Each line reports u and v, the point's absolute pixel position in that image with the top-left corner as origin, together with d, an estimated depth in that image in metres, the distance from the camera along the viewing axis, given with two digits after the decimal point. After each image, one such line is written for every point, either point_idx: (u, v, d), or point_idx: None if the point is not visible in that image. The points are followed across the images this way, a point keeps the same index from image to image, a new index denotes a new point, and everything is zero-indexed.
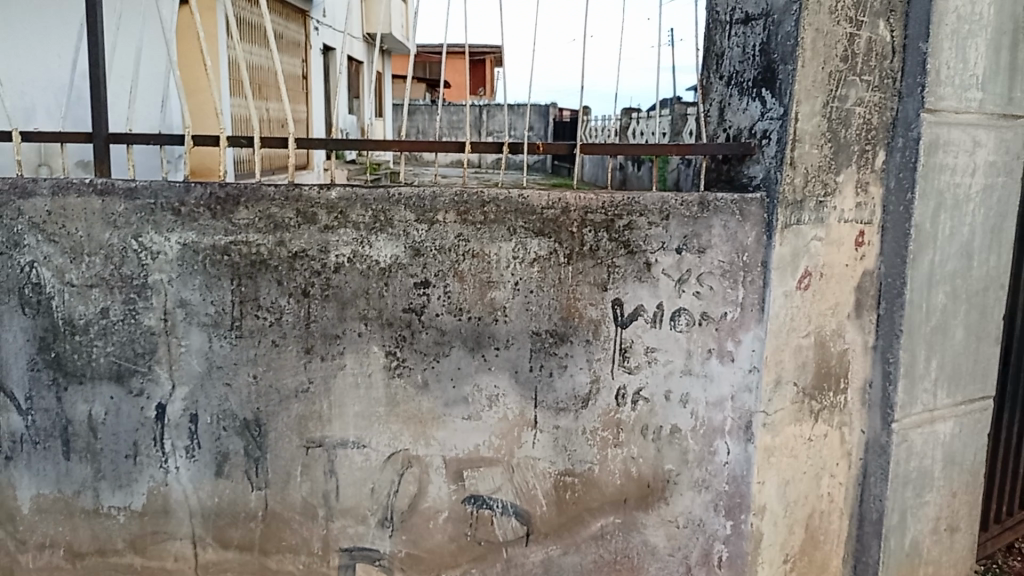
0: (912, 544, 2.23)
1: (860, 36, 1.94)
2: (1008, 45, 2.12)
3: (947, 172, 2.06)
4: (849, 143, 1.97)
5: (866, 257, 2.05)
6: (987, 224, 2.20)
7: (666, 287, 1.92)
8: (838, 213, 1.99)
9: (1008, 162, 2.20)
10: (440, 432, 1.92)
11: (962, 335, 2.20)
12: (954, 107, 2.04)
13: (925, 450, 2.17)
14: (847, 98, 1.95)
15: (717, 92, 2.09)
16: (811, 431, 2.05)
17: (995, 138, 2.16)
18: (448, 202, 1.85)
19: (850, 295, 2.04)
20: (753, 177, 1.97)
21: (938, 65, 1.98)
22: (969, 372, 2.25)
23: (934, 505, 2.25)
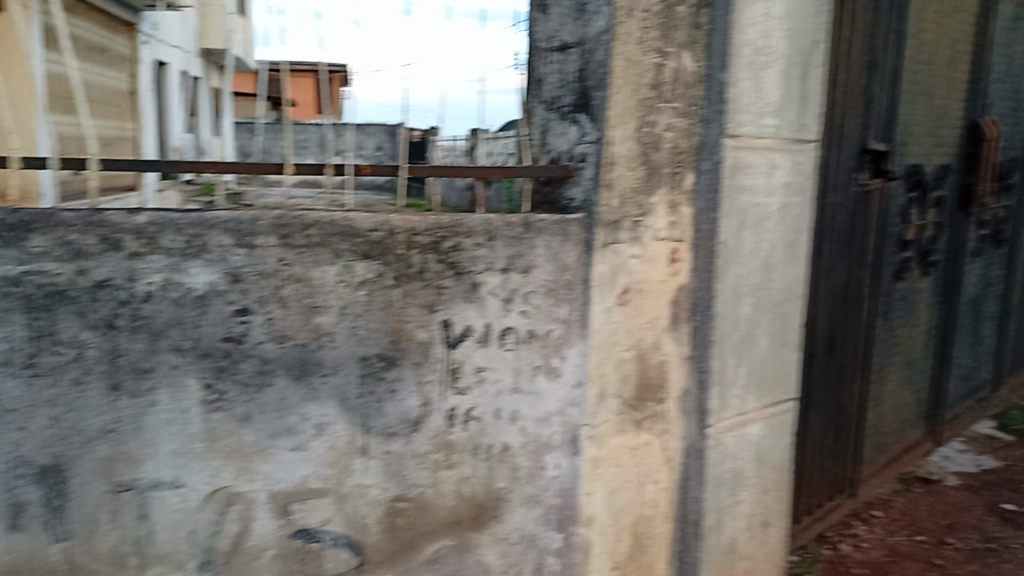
0: (729, 541, 2.37)
1: (667, 66, 2.05)
2: (797, 77, 2.32)
3: (746, 193, 2.24)
4: (659, 166, 2.08)
5: (679, 272, 2.16)
6: (785, 239, 2.40)
7: (493, 306, 1.95)
8: (652, 231, 2.09)
9: (800, 182, 2.42)
10: (264, 465, 1.84)
11: (766, 342, 2.39)
12: (752, 132, 2.22)
13: (737, 451, 2.34)
14: (657, 123, 2.06)
15: (538, 116, 2.14)
16: (635, 440, 2.14)
17: (789, 161, 2.36)
18: (269, 225, 1.78)
19: (666, 309, 2.15)
20: (572, 199, 2.04)
21: (736, 94, 2.15)
22: (774, 376, 2.44)
23: (747, 503, 2.41)
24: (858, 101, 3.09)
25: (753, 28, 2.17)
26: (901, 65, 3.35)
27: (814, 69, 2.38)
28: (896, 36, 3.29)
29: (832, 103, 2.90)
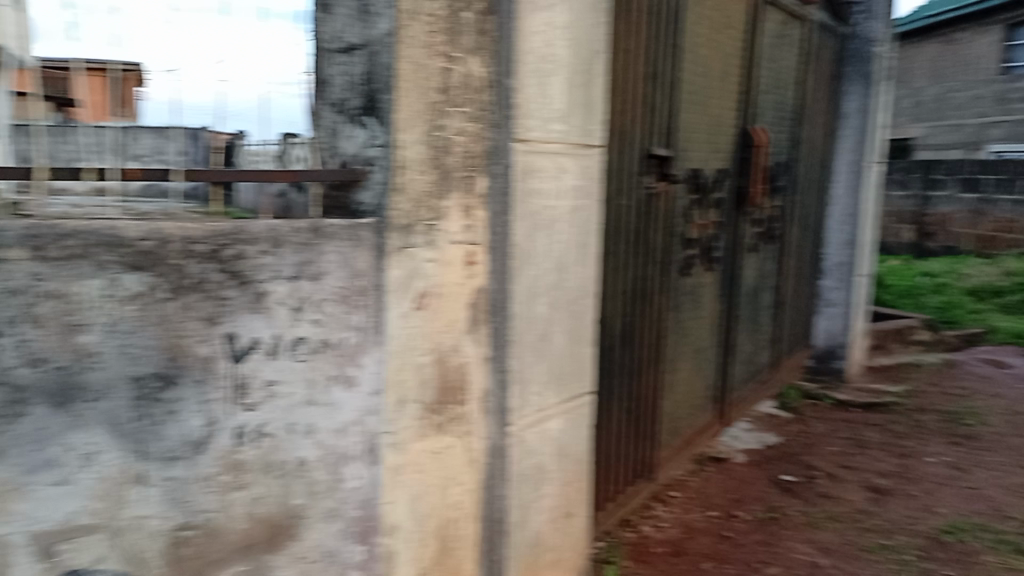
0: (534, 535, 2.44)
1: (454, 70, 2.06)
2: (581, 84, 2.43)
3: (537, 196, 2.31)
4: (451, 170, 2.09)
5: (475, 275, 2.18)
6: (576, 240, 2.50)
7: (281, 316, 1.87)
8: (446, 235, 2.09)
9: (588, 185, 2.53)
10: (20, 504, 1.64)
11: (562, 339, 2.48)
12: (540, 137, 2.29)
13: (538, 447, 2.41)
14: (446, 127, 2.07)
15: (327, 119, 2.11)
16: (437, 444, 2.14)
17: (576, 165, 2.47)
18: (17, 236, 1.60)
19: (463, 312, 2.16)
20: (362, 203, 2.03)
21: (522, 100, 2.21)
22: (570, 372, 2.54)
23: (550, 496, 2.49)
24: (641, 108, 3.29)
25: (536, 36, 2.24)
26: (679, 75, 3.60)
27: (596, 77, 2.50)
28: (674, 48, 3.53)
29: (617, 110, 3.07)
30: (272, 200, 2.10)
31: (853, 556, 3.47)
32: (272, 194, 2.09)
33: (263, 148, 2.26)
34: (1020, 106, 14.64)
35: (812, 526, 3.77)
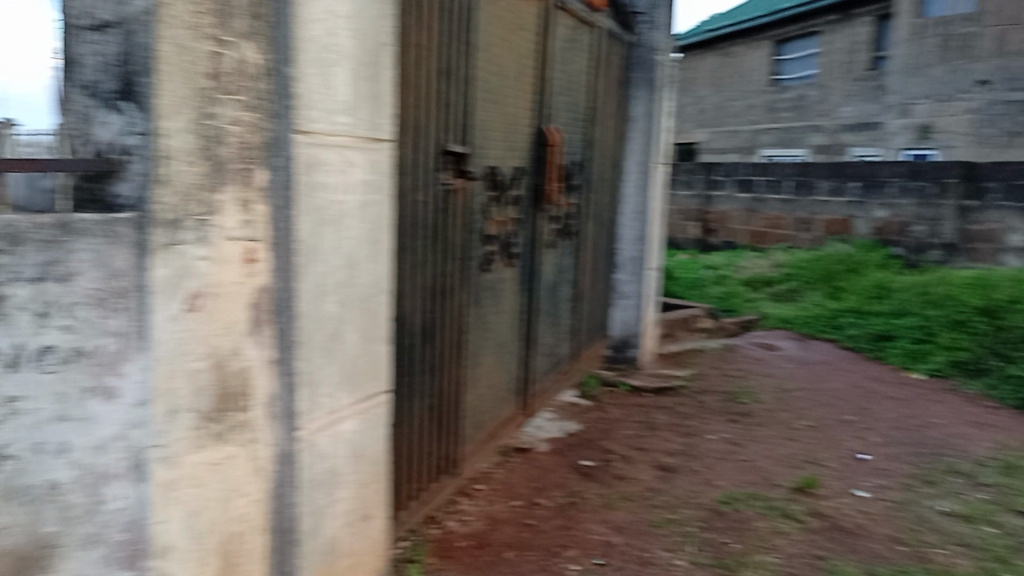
0: (328, 541, 2.37)
1: (225, 55, 1.93)
2: (367, 75, 2.37)
3: (322, 190, 2.23)
4: (225, 162, 1.96)
5: (255, 274, 2.04)
6: (366, 236, 2.44)
7: (23, 323, 1.70)
8: (221, 231, 1.96)
9: (378, 180, 2.48)
10: None
11: (355, 338, 2.42)
12: (324, 129, 2.21)
13: (330, 450, 2.33)
14: (219, 116, 1.94)
15: (78, 103, 1.91)
16: (215, 455, 1.99)
17: (366, 159, 2.41)
18: None
19: (242, 313, 2.02)
20: (118, 196, 1.85)
21: (303, 90, 2.13)
22: (364, 371, 2.48)
23: (345, 500, 2.42)
24: (436, 104, 3.28)
25: (316, 24, 2.16)
26: (473, 74, 3.64)
27: (384, 69, 2.46)
28: (467, 47, 3.56)
29: (410, 104, 3.04)
30: (46, 195, 1.96)
31: (644, 531, 3.69)
32: (47, 189, 1.96)
33: (34, 139, 1.95)
34: (785, 115, 16.40)
35: (608, 508, 3.96)
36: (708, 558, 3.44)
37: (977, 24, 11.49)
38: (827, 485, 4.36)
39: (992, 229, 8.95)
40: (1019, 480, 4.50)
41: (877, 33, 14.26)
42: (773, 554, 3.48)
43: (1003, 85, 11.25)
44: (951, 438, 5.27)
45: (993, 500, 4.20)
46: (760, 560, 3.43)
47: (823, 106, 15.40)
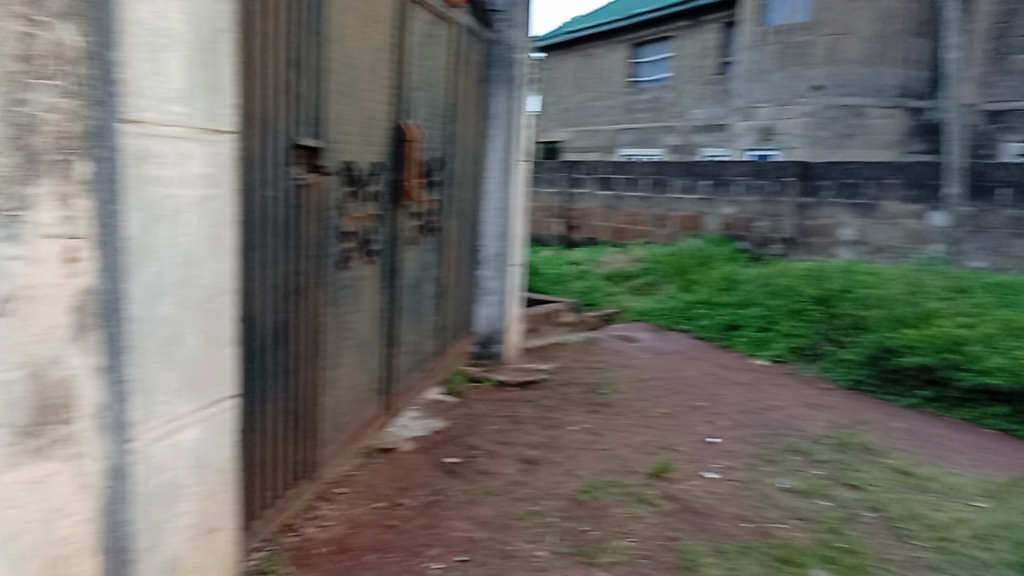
0: (168, 557, 2.24)
1: (38, 36, 1.76)
2: (204, 63, 2.24)
3: (155, 184, 2.09)
4: (41, 153, 1.79)
5: (78, 275, 1.87)
6: (207, 232, 2.31)
7: None
8: (36, 227, 1.78)
9: (218, 175, 2.36)
10: None
11: (195, 341, 2.29)
12: (154, 119, 2.07)
13: (168, 460, 2.20)
14: (32, 103, 1.76)
15: None
16: (32, 475, 1.81)
17: (204, 152, 2.28)
18: None
19: (63, 318, 1.85)
20: None
21: (130, 77, 1.98)
22: (206, 375, 2.35)
23: (186, 512, 2.30)
24: (284, 96, 3.16)
25: (144, 6, 2.01)
26: (325, 66, 3.53)
27: (222, 57, 2.33)
28: (318, 38, 3.45)
29: (255, 95, 2.90)
30: None
31: (507, 525, 3.73)
32: None
33: None
34: (642, 116, 17.07)
35: (471, 503, 3.97)
36: (568, 546, 3.51)
37: (810, 33, 12.38)
38: (680, 469, 4.57)
39: (825, 224, 9.70)
40: (849, 455, 4.90)
41: (723, 39, 15.09)
42: (629, 538, 3.61)
43: (833, 91, 12.20)
44: (791, 419, 5.66)
45: (827, 475, 4.54)
46: (617, 545, 3.54)
47: (676, 107, 16.14)
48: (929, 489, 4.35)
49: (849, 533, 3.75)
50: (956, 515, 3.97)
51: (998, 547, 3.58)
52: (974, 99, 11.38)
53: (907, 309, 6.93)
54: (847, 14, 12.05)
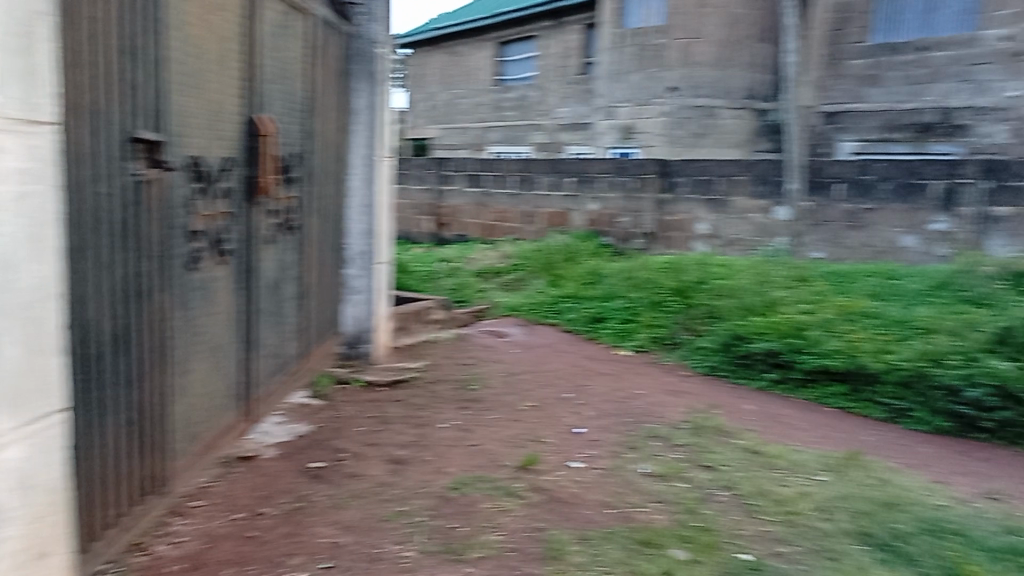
0: None
1: None
2: (16, 49, 2.05)
3: None
4: None
5: None
6: (24, 232, 2.12)
7: None
8: None
9: (37, 169, 2.16)
10: None
11: (13, 352, 2.10)
12: None
13: None
14: None
15: None
16: None
17: (19, 145, 2.09)
18: None
19: None
20: None
21: None
22: (29, 388, 2.16)
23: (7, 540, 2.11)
24: (118, 85, 2.95)
25: None
26: (165, 55, 3.34)
27: (39, 41, 2.14)
28: (155, 25, 3.24)
29: (82, 84, 2.68)
30: None
31: (374, 527, 3.66)
32: None
33: None
34: (509, 114, 17.27)
35: (337, 508, 3.88)
36: (437, 545, 3.49)
37: (665, 37, 12.92)
38: (547, 461, 4.65)
39: (682, 219, 10.18)
40: (705, 438, 5.15)
41: (584, 40, 15.50)
42: (497, 532, 3.63)
43: (687, 92, 12.80)
44: (652, 406, 5.88)
45: (685, 458, 4.76)
46: (485, 540, 3.55)
47: (542, 106, 16.42)
48: (776, 466, 4.64)
49: (704, 512, 3.95)
50: (799, 489, 4.26)
51: (836, 516, 3.87)
52: (812, 102, 12.11)
53: (756, 298, 7.38)
54: (698, 19, 12.67)
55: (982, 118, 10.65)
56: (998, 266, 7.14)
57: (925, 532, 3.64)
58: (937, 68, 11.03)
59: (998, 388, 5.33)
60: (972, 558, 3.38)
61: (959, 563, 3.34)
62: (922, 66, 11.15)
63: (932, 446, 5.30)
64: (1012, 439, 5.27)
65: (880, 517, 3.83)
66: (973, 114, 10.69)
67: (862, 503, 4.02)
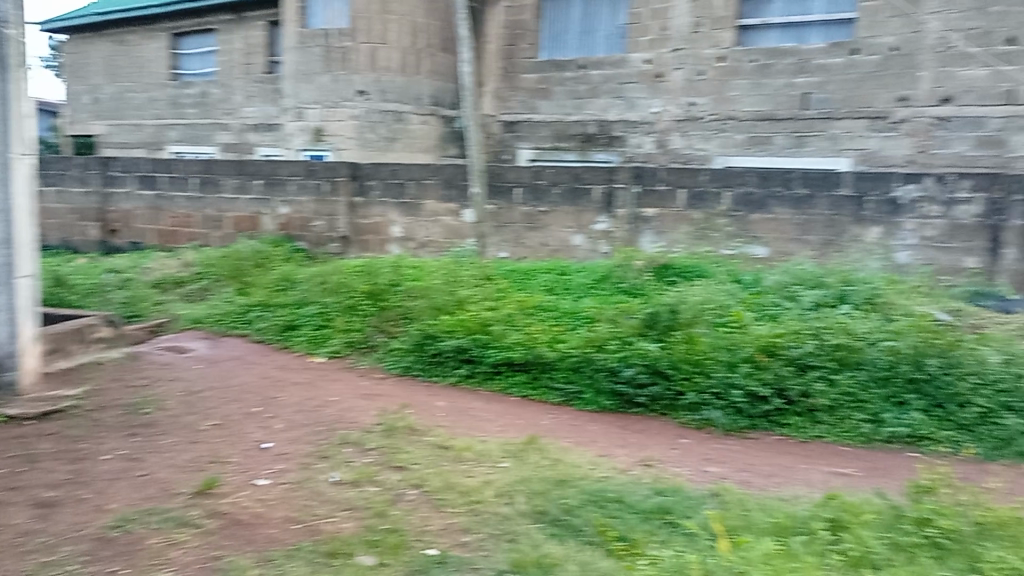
0: None
1: None
2: None
3: None
4: None
5: None
6: None
7: None
8: None
9: None
10: None
11: None
12: None
13: None
14: None
15: None
16: None
17: None
18: None
19: None
20: None
21: None
22: None
23: None
24: None
25: None
26: None
27: None
28: None
29: None
30: None
31: None
32: None
33: None
34: (189, 112, 15.99)
35: None
36: None
37: (350, 39, 12.76)
38: (229, 482, 4.34)
39: (376, 222, 10.22)
40: (397, 438, 5.18)
41: (268, 37, 14.87)
42: (167, 569, 3.30)
43: (375, 96, 12.84)
44: (345, 412, 5.78)
45: (376, 462, 4.73)
46: None
47: (226, 105, 15.41)
48: (463, 458, 4.81)
49: (393, 513, 3.96)
50: (483, 478, 4.46)
51: (515, 500, 4.11)
52: (493, 111, 13.10)
53: (445, 297, 7.64)
54: (383, 25, 12.72)
55: (633, 130, 12.05)
56: (646, 260, 8.13)
57: (588, 503, 4.01)
58: (595, 85, 12.25)
59: (648, 365, 6.03)
60: (625, 521, 3.77)
61: (614, 527, 3.70)
62: (584, 82, 12.32)
63: (598, 422, 5.88)
64: (661, 410, 5.96)
65: (552, 495, 4.14)
66: (626, 127, 12.07)
67: (538, 484, 4.32)
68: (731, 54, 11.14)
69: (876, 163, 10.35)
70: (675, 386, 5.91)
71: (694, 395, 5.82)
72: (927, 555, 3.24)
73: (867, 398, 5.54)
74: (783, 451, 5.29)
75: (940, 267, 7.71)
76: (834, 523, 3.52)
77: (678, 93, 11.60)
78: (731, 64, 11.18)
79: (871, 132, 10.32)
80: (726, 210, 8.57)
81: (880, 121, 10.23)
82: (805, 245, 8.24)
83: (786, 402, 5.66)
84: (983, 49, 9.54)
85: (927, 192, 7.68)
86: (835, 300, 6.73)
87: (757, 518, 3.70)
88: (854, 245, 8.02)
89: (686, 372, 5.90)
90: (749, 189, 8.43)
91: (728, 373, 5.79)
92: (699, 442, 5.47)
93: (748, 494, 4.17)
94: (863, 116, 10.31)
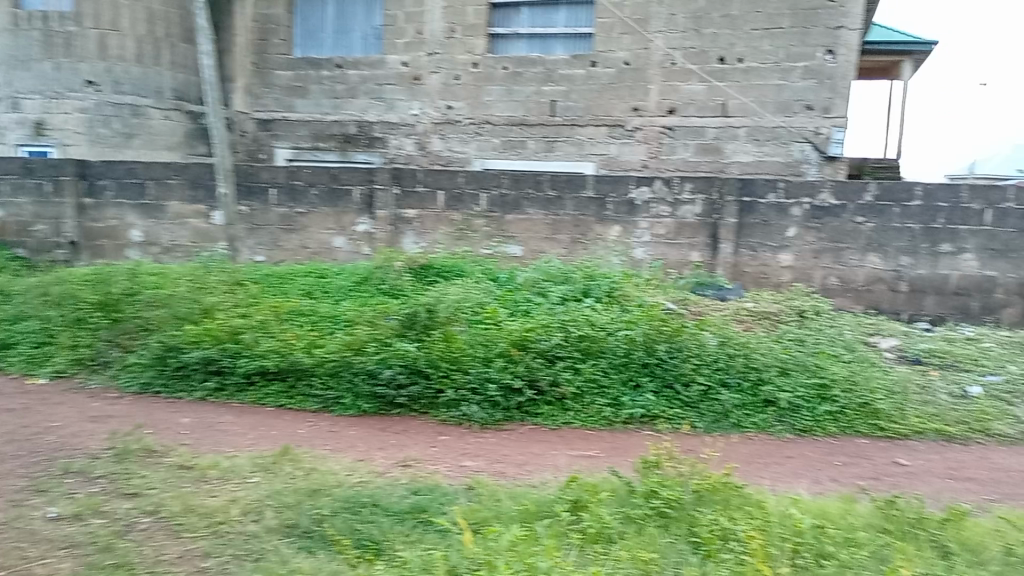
0: None
1: None
2: None
3: None
4: None
5: None
6: None
7: None
8: None
9: None
10: None
11: None
12: None
13: None
14: None
15: None
16: None
17: None
18: None
19: None
20: None
21: None
22: None
23: None
24: None
25: None
26: None
27: None
28: None
29: None
30: None
31: None
32: None
33: None
34: None
35: None
36: None
37: (74, 23, 11.38)
38: None
39: (111, 226, 9.27)
40: (132, 463, 4.69)
41: None
42: None
43: (107, 87, 11.61)
44: (69, 438, 5.15)
45: (104, 491, 4.25)
46: None
47: None
48: (207, 478, 4.47)
49: (121, 546, 3.57)
50: (228, 497, 4.17)
51: (263, 516, 3.88)
52: (246, 108, 12.50)
53: (190, 306, 7.07)
54: (113, 9, 11.51)
55: (392, 132, 12.01)
56: (405, 261, 8.13)
57: (341, 511, 3.90)
58: (353, 85, 12.04)
59: (407, 365, 6.01)
60: (379, 524, 3.71)
61: (367, 532, 3.63)
62: (341, 82, 12.07)
63: (357, 427, 5.76)
64: (421, 409, 5.98)
65: (305, 506, 3.97)
66: (385, 128, 12.00)
67: (289, 496, 4.13)
68: (484, 60, 11.48)
69: (616, 167, 11.22)
70: (434, 384, 5.95)
71: (452, 392, 5.89)
72: (653, 524, 3.54)
73: (608, 384, 5.96)
74: (536, 439, 5.53)
75: (670, 261, 8.48)
76: (575, 504, 3.73)
77: (435, 96, 11.74)
78: (484, 70, 11.52)
79: (610, 138, 11.16)
80: (483, 211, 8.81)
81: (618, 128, 11.10)
82: (555, 244, 8.70)
83: (537, 393, 5.92)
84: (700, 66, 10.69)
85: (657, 194, 8.40)
86: (580, 295, 7.17)
87: (507, 506, 3.82)
88: (599, 242, 8.62)
89: (444, 370, 5.97)
90: (503, 191, 8.74)
91: (484, 368, 5.95)
92: (457, 438, 5.56)
93: (499, 485, 4.29)
94: (603, 123, 11.13)
